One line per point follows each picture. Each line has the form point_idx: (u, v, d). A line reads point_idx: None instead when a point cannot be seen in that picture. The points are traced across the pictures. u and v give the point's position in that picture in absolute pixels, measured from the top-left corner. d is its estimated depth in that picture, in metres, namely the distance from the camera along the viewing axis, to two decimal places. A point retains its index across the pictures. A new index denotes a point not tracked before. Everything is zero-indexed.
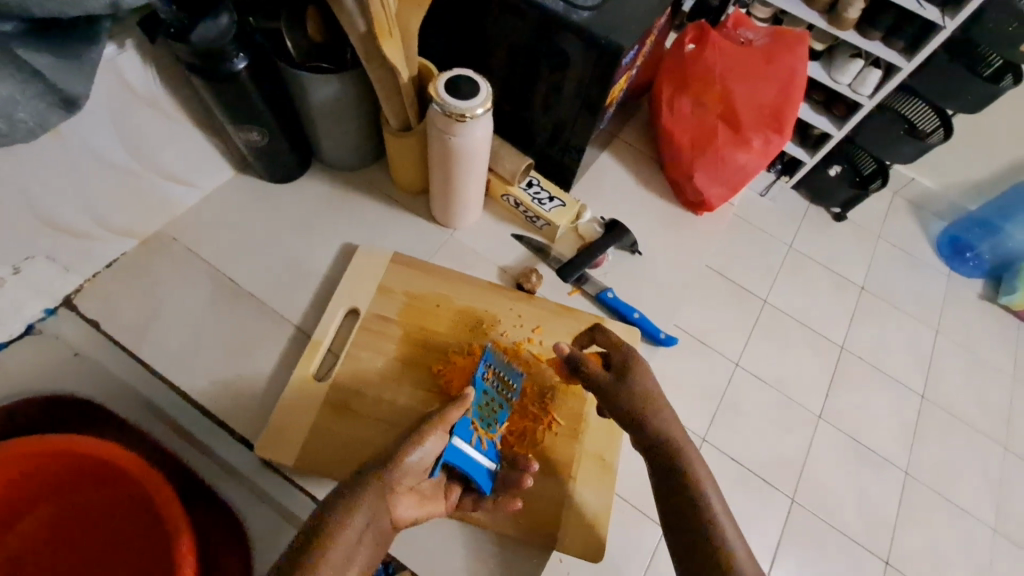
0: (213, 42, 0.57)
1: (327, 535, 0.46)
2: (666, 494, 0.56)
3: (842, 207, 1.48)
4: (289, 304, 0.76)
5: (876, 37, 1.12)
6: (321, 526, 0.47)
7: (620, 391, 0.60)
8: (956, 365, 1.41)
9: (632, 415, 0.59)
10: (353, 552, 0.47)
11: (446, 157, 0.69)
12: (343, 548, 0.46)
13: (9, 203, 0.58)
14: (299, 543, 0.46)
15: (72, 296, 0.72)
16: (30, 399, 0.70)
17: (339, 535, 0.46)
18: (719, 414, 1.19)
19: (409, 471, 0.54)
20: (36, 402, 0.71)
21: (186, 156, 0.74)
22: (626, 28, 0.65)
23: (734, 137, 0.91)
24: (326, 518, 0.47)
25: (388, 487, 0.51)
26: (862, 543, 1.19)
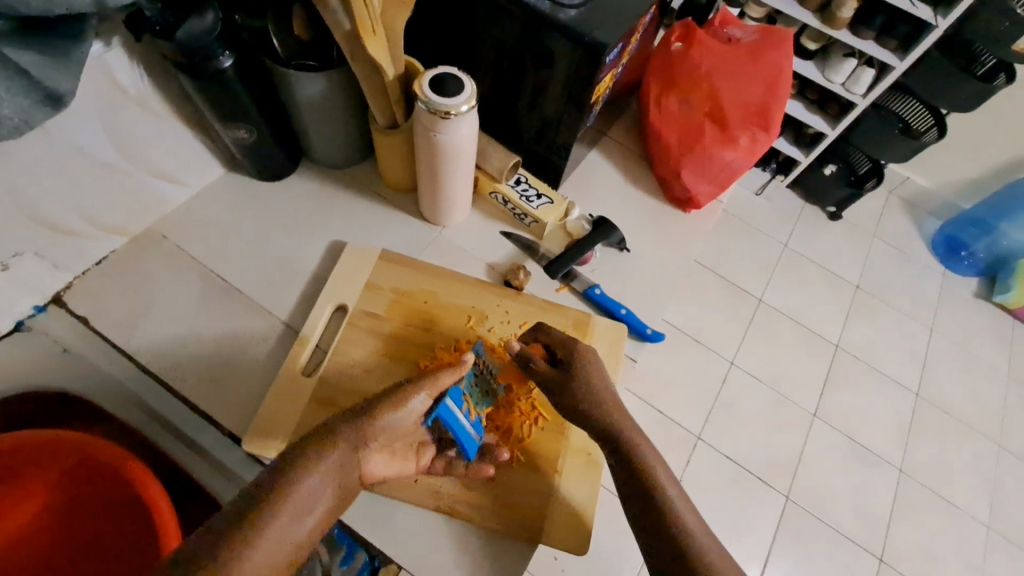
0: (198, 39, 0.58)
1: (298, 469, 0.50)
2: (631, 490, 0.57)
3: (837, 206, 1.49)
4: (278, 301, 0.76)
5: (869, 36, 1.12)
6: (296, 461, 0.51)
7: (567, 390, 0.63)
8: (951, 363, 1.41)
9: (583, 409, 0.62)
10: (319, 488, 0.51)
11: (433, 154, 0.69)
12: (310, 482, 0.50)
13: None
14: (273, 470, 0.50)
15: (61, 293, 0.72)
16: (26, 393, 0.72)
17: (309, 472, 0.51)
18: (714, 416, 1.23)
19: (386, 428, 0.58)
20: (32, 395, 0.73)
21: (175, 153, 0.75)
22: (609, 25, 0.65)
23: (722, 134, 0.92)
24: (295, 460, 0.51)
25: (360, 441, 0.55)
26: (855, 541, 1.19)
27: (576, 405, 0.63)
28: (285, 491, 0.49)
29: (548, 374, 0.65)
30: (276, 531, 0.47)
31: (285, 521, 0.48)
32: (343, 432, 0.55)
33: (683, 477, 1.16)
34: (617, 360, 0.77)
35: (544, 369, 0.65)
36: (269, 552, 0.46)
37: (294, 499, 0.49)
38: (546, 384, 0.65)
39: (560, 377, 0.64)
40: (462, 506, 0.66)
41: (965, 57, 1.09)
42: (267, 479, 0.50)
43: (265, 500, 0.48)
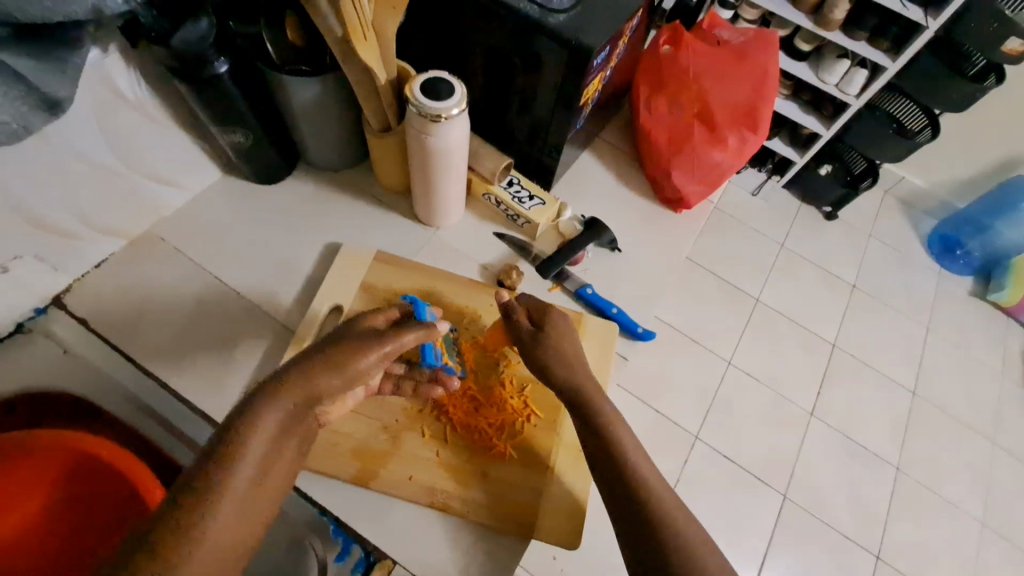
0: (194, 46, 0.59)
1: (252, 429, 0.47)
2: None
3: (833, 206, 1.50)
4: (275, 302, 0.77)
5: (862, 38, 1.13)
6: (248, 420, 0.48)
7: (540, 351, 0.66)
8: (946, 361, 1.42)
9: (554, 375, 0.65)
10: (277, 445, 0.48)
11: (425, 156, 0.71)
12: (268, 437, 0.48)
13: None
14: (225, 429, 0.47)
15: (62, 295, 0.74)
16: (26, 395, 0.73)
17: (263, 430, 0.48)
18: (713, 414, 1.23)
19: (346, 380, 0.54)
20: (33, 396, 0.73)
21: (173, 157, 0.76)
22: (597, 29, 0.67)
23: (709, 136, 0.94)
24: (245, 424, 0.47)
25: (316, 395, 0.52)
26: (851, 538, 1.20)
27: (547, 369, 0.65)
28: (240, 451, 0.46)
29: (528, 333, 0.68)
30: (238, 492, 0.44)
31: (248, 479, 0.45)
32: (296, 384, 0.51)
33: (681, 476, 1.17)
34: (609, 361, 0.78)
35: (524, 324, 0.69)
36: (233, 512, 0.44)
37: (251, 460, 0.46)
38: (521, 340, 0.68)
39: (534, 334, 0.68)
40: (457, 505, 0.67)
41: (956, 58, 1.10)
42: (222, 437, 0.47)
43: (227, 451, 0.45)
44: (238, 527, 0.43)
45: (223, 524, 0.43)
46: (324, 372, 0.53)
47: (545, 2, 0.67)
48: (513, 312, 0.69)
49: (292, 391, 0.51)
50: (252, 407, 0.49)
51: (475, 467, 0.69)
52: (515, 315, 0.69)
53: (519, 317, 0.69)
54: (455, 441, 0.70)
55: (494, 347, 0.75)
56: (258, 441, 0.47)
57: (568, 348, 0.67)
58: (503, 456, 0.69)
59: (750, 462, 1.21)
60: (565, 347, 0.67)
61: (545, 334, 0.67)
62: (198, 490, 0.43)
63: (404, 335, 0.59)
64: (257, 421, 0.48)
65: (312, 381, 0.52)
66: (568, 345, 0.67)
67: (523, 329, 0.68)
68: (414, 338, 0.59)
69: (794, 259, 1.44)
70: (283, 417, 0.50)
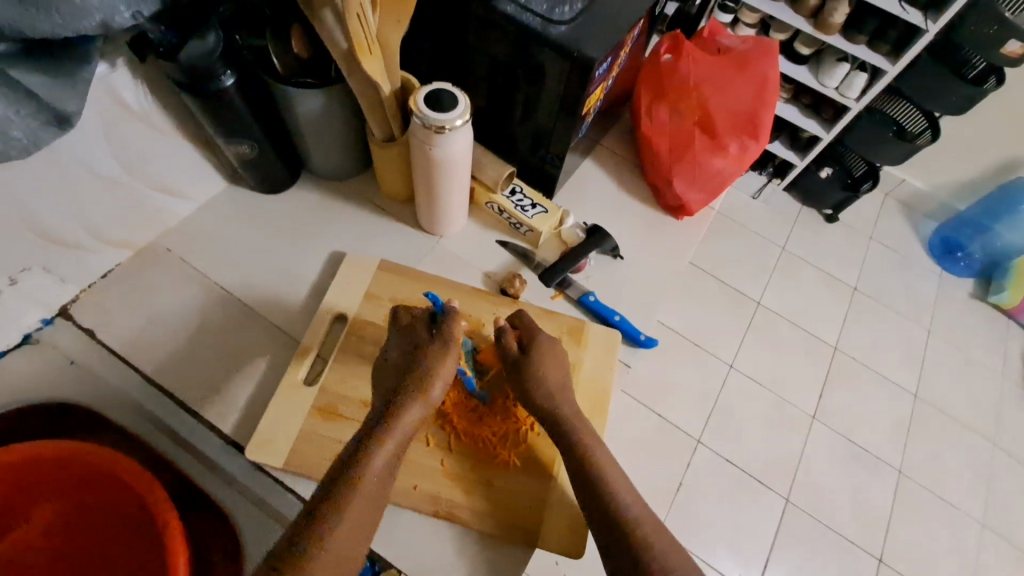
0: (202, 61, 0.60)
1: (367, 455, 0.56)
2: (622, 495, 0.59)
3: (833, 208, 1.50)
4: (279, 311, 0.78)
5: (861, 41, 1.14)
6: (365, 446, 0.56)
7: (525, 379, 0.68)
8: (947, 363, 1.42)
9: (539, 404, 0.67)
10: (390, 465, 0.57)
11: (429, 166, 0.71)
12: (375, 473, 0.55)
13: (5, 216, 0.60)
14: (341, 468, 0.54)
15: (69, 306, 0.74)
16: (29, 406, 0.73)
17: (376, 454, 0.56)
18: (714, 418, 1.24)
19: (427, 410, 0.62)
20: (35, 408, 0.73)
21: (178, 168, 0.77)
22: (598, 40, 0.67)
23: (710, 143, 0.94)
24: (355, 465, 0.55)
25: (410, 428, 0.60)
26: (852, 540, 1.20)
27: (530, 399, 0.68)
28: (354, 489, 0.53)
29: (516, 357, 0.69)
30: (354, 522, 0.52)
31: (361, 507, 0.53)
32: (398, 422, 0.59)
33: (683, 480, 1.17)
34: (611, 367, 0.78)
35: (513, 348, 0.70)
36: (354, 527, 0.52)
37: (370, 480, 0.54)
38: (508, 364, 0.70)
39: (520, 361, 0.69)
40: (464, 516, 0.67)
41: (955, 61, 1.10)
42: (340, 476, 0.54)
43: (344, 489, 0.53)
44: (354, 551, 0.52)
45: (351, 532, 0.51)
46: (414, 393, 0.61)
47: (546, 14, 0.68)
48: (506, 336, 0.70)
49: (399, 418, 0.59)
50: (366, 436, 0.57)
51: (480, 477, 0.69)
52: (504, 338, 0.70)
53: (510, 340, 0.70)
54: (460, 450, 0.70)
55: (488, 364, 0.75)
56: (376, 464, 0.55)
57: (549, 381, 0.68)
58: (508, 465, 0.70)
59: (752, 465, 1.21)
60: (548, 380, 0.68)
61: (530, 360, 0.69)
62: (321, 521, 0.51)
63: (450, 329, 0.66)
64: (372, 447, 0.56)
65: (410, 406, 0.60)
66: (551, 376, 0.68)
67: (512, 352, 0.70)
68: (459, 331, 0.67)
69: (795, 262, 1.45)
70: (394, 441, 0.58)
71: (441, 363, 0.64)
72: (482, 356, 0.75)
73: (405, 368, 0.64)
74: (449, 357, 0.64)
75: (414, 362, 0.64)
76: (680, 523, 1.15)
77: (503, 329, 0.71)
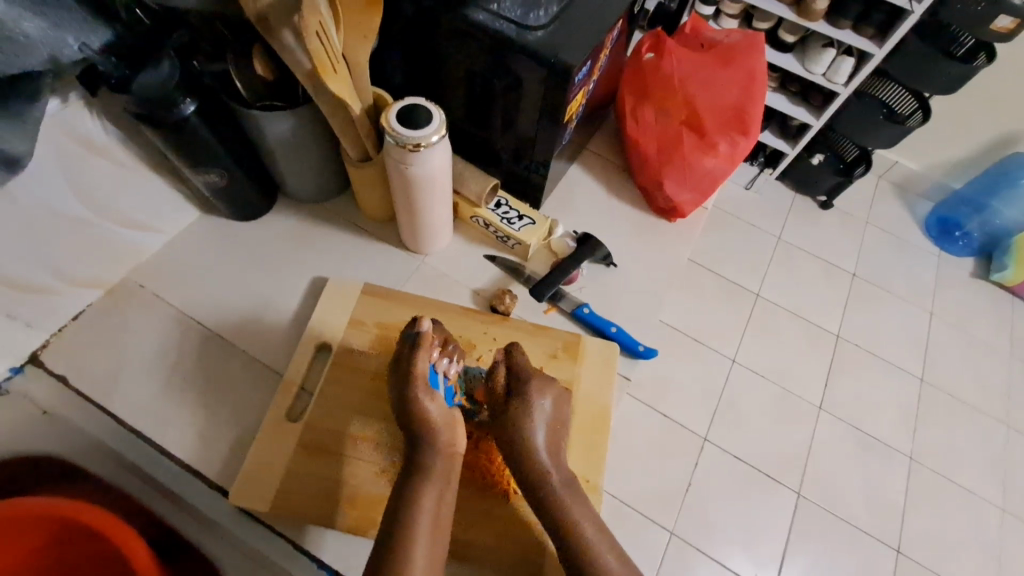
0: (156, 91, 0.57)
1: (412, 524, 0.56)
2: None
3: (828, 194, 1.46)
4: (261, 345, 0.75)
5: (846, 26, 1.11)
6: (405, 512, 0.57)
7: (507, 419, 0.65)
8: (952, 346, 1.38)
9: (518, 448, 0.64)
10: (439, 521, 0.57)
11: (407, 185, 0.68)
12: (424, 540, 0.55)
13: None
14: (385, 545, 0.54)
15: (39, 351, 0.71)
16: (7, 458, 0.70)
17: (419, 519, 0.56)
18: (721, 414, 1.15)
19: (448, 459, 0.61)
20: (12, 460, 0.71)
21: (145, 200, 0.73)
22: (577, 45, 0.65)
23: (700, 142, 0.90)
24: (397, 536, 0.55)
25: (443, 485, 0.60)
26: (869, 533, 1.12)
27: (509, 444, 0.65)
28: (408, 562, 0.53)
29: (503, 398, 0.66)
30: None
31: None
32: (433, 486, 0.59)
33: (692, 481, 1.05)
34: (610, 382, 0.75)
35: (502, 388, 0.67)
36: None
37: (421, 544, 0.55)
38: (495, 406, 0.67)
39: (505, 402, 0.66)
40: (462, 548, 0.64)
41: (943, 40, 1.07)
42: (387, 552, 0.54)
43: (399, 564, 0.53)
44: None
45: None
46: (433, 443, 0.60)
47: (520, 20, 0.65)
48: (497, 372, 0.68)
49: (432, 480, 0.59)
50: (401, 502, 0.58)
51: (480, 507, 0.66)
52: (494, 375, 0.67)
53: (500, 379, 0.67)
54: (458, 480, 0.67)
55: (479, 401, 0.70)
56: (421, 527, 0.56)
57: (529, 427, 0.64)
58: (506, 492, 0.67)
59: (764, 455, 1.13)
60: (529, 424, 0.64)
61: (512, 404, 0.65)
62: None
63: (415, 361, 0.61)
64: (413, 516, 0.56)
65: (433, 461, 0.60)
66: (530, 421, 0.64)
67: (498, 393, 0.67)
68: (425, 359, 0.62)
69: (792, 251, 1.41)
70: (430, 497, 0.58)
71: (433, 408, 0.61)
72: (477, 393, 0.70)
73: (404, 422, 0.62)
74: (434, 398, 0.62)
75: (405, 416, 0.62)
76: (690, 524, 1.02)
77: (497, 364, 0.68)
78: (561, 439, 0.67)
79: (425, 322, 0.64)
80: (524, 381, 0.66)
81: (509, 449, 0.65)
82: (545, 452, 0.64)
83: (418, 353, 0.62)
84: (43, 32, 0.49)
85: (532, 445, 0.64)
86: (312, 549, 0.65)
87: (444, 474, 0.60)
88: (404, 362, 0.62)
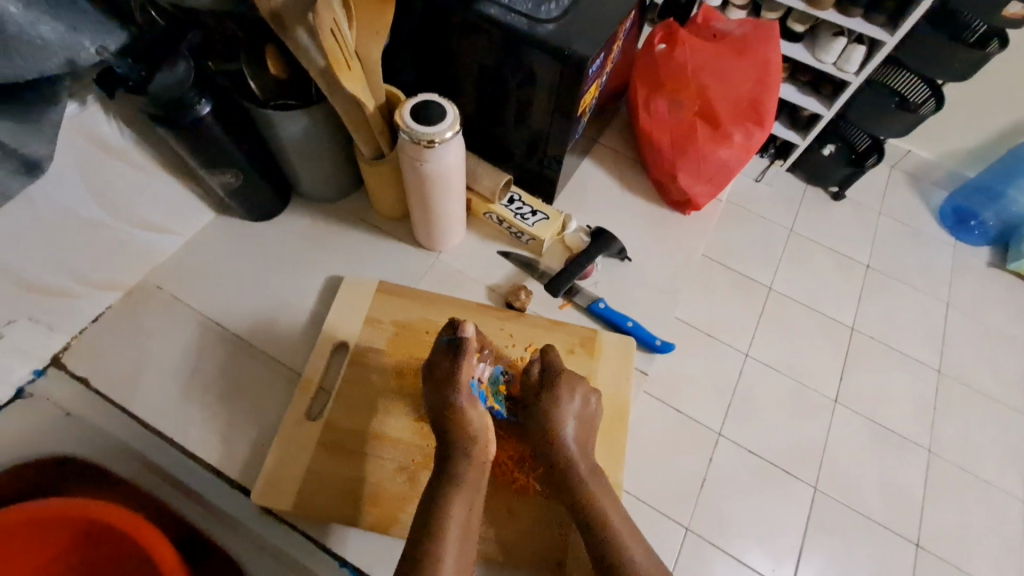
0: (173, 91, 0.57)
1: (442, 523, 0.56)
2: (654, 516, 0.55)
3: (840, 185, 1.42)
4: (279, 345, 0.75)
5: (857, 14, 1.07)
6: (433, 511, 0.57)
7: (538, 413, 0.65)
8: (970, 336, 1.32)
9: (548, 442, 0.64)
10: (468, 521, 0.57)
11: (421, 182, 0.68)
12: (455, 541, 0.55)
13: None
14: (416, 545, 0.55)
15: (61, 354, 0.71)
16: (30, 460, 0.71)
17: (448, 517, 0.56)
18: (735, 408, 1.12)
19: (476, 459, 0.61)
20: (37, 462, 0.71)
21: (161, 202, 0.74)
22: (590, 36, 0.64)
23: (714, 133, 0.89)
24: (426, 535, 0.55)
25: (472, 485, 0.60)
26: (887, 526, 1.08)
27: (539, 438, 0.65)
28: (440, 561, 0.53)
29: (535, 391, 0.66)
30: None
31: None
32: (462, 485, 0.59)
33: (707, 478, 1.01)
34: (629, 377, 0.75)
35: (535, 379, 0.66)
36: None
37: (451, 543, 0.55)
38: (526, 400, 0.66)
39: (535, 396, 0.65)
40: (485, 546, 0.64)
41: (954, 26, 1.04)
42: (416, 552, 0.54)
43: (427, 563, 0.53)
44: None
45: None
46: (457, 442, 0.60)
47: (531, 13, 0.64)
48: (532, 366, 0.67)
49: (459, 481, 0.59)
50: (429, 502, 0.58)
51: (502, 504, 0.66)
52: (527, 368, 0.67)
53: (534, 372, 0.67)
54: None
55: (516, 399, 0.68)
56: (450, 538, 0.55)
57: (559, 422, 0.64)
58: (529, 490, 0.67)
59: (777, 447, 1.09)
60: (560, 419, 0.64)
61: (541, 398, 0.65)
62: None
63: (455, 373, 0.62)
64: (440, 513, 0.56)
65: (463, 470, 0.60)
66: (561, 415, 0.64)
67: (531, 384, 0.66)
68: (466, 370, 0.62)
69: (804, 244, 1.36)
70: (458, 511, 0.57)
71: (472, 412, 0.61)
72: (512, 390, 0.69)
73: (435, 421, 0.62)
74: (475, 404, 0.62)
75: (438, 419, 0.62)
76: (707, 520, 0.99)
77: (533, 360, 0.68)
78: (590, 433, 0.66)
79: (467, 327, 0.64)
80: (555, 378, 0.65)
81: (540, 442, 0.65)
82: (574, 446, 0.64)
83: (461, 358, 0.62)
84: (62, 36, 0.50)
85: (561, 442, 0.64)
86: (337, 550, 0.65)
87: (474, 477, 0.60)
88: (443, 371, 0.62)
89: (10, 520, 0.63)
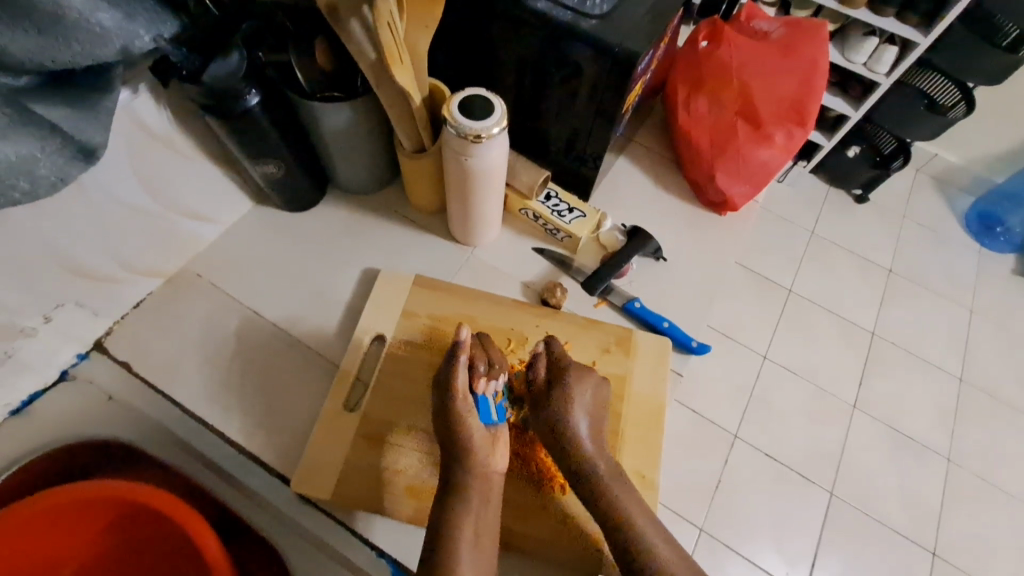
0: (225, 82, 0.58)
1: (456, 529, 0.57)
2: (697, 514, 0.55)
3: (864, 187, 1.28)
4: (316, 336, 0.76)
5: (890, 13, 0.97)
6: (450, 515, 0.58)
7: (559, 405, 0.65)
8: (994, 345, 1.20)
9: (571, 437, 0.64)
10: (481, 523, 0.58)
11: (463, 176, 0.68)
12: (467, 547, 0.56)
13: (27, 248, 0.57)
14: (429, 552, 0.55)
15: (103, 338, 0.73)
16: (59, 448, 0.69)
17: (463, 523, 0.57)
18: (750, 412, 1.02)
19: (479, 463, 0.60)
20: (65, 450, 0.69)
21: (202, 191, 0.74)
22: (637, 32, 0.63)
23: (755, 133, 0.88)
24: (444, 537, 0.56)
25: (486, 491, 0.60)
26: (905, 534, 0.98)
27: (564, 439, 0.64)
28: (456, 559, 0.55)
29: (544, 388, 0.66)
30: None
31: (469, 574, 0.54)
32: (477, 485, 0.60)
33: (723, 478, 0.94)
34: (663, 378, 0.74)
35: (543, 377, 0.67)
36: None
37: (465, 549, 0.56)
38: (534, 393, 0.67)
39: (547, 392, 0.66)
40: (517, 538, 0.65)
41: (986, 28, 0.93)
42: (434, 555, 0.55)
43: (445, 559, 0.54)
44: None
45: None
46: (461, 459, 0.60)
47: (577, 7, 0.64)
48: (538, 363, 0.68)
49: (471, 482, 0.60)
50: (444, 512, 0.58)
51: (535, 501, 0.67)
52: (534, 365, 0.68)
53: (541, 368, 0.67)
54: (516, 475, 0.68)
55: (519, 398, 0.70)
56: (464, 545, 0.56)
57: (579, 414, 0.64)
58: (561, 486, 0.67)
59: (793, 455, 0.99)
60: (579, 414, 0.64)
61: (552, 393, 0.65)
62: None
63: (453, 379, 0.61)
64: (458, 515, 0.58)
65: (466, 482, 0.59)
66: (582, 408, 0.64)
67: (539, 382, 0.67)
68: (464, 376, 0.61)
69: (828, 247, 1.23)
70: (469, 522, 0.57)
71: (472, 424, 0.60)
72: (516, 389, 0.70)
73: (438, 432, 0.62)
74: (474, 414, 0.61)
75: (448, 435, 0.61)
76: (723, 520, 0.92)
77: (536, 356, 0.68)
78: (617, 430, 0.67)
79: (463, 331, 0.62)
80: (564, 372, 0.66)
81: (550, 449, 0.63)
82: (585, 446, 0.64)
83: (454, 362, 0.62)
84: (118, 23, 0.48)
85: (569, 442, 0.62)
86: (374, 539, 0.65)
87: (481, 490, 0.60)
88: (444, 374, 0.62)
89: (56, 503, 0.64)
